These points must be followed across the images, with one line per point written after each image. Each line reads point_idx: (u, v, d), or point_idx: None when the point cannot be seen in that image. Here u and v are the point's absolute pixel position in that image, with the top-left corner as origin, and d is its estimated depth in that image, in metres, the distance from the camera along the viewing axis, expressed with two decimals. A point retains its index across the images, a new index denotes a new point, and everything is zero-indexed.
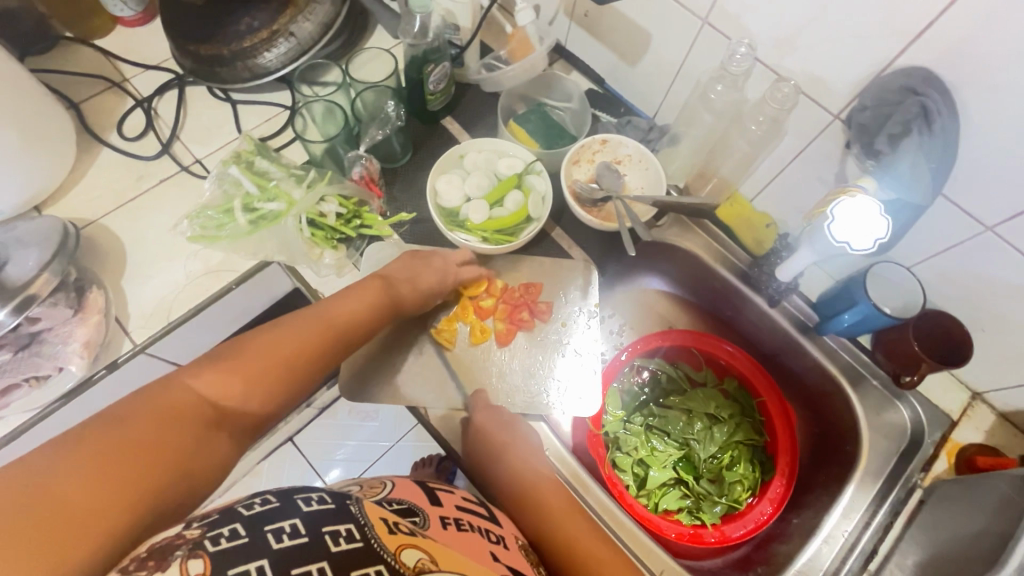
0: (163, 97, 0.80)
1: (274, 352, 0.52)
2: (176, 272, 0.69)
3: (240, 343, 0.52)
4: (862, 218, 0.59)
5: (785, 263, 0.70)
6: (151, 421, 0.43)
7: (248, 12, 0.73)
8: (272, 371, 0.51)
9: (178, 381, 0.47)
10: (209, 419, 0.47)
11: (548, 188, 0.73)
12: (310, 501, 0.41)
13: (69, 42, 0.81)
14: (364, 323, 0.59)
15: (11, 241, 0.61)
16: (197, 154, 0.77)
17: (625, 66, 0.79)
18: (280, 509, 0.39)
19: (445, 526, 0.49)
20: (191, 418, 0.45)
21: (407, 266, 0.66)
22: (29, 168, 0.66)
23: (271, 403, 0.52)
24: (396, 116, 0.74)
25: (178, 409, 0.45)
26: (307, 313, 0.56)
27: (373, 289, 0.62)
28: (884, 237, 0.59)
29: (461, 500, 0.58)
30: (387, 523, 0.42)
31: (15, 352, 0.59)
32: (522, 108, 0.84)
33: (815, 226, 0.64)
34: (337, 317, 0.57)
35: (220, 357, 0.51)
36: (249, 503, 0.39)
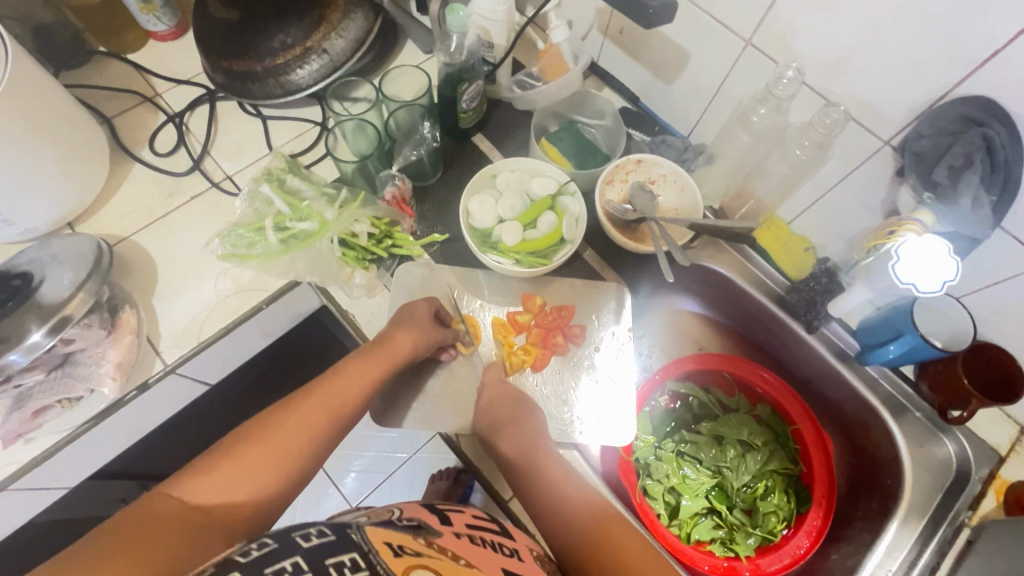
0: (194, 113, 0.79)
1: (262, 440, 0.49)
2: (206, 291, 0.69)
3: (223, 444, 0.49)
4: (928, 258, 0.56)
5: (838, 299, 0.69)
6: (138, 527, 0.39)
7: (280, 28, 0.72)
8: (263, 456, 0.48)
9: (155, 496, 0.43)
10: (201, 519, 0.42)
11: (582, 210, 0.72)
12: (309, 536, 0.39)
13: (102, 57, 0.81)
14: (359, 388, 0.56)
15: (46, 260, 0.61)
16: (227, 171, 0.76)
17: (661, 84, 0.77)
18: (278, 550, 0.37)
19: (456, 539, 0.49)
20: (181, 520, 0.41)
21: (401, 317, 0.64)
22: (64, 185, 0.66)
23: (268, 489, 0.47)
24: (431, 137, 0.73)
25: (166, 514, 0.41)
26: (297, 396, 0.54)
27: (364, 357, 0.59)
28: (955, 280, 0.56)
29: (472, 517, 0.56)
30: (392, 546, 0.41)
31: (47, 372, 0.59)
32: (554, 126, 0.82)
33: (875, 262, 0.62)
34: (328, 390, 0.55)
35: (208, 461, 0.47)
36: (246, 549, 0.37)
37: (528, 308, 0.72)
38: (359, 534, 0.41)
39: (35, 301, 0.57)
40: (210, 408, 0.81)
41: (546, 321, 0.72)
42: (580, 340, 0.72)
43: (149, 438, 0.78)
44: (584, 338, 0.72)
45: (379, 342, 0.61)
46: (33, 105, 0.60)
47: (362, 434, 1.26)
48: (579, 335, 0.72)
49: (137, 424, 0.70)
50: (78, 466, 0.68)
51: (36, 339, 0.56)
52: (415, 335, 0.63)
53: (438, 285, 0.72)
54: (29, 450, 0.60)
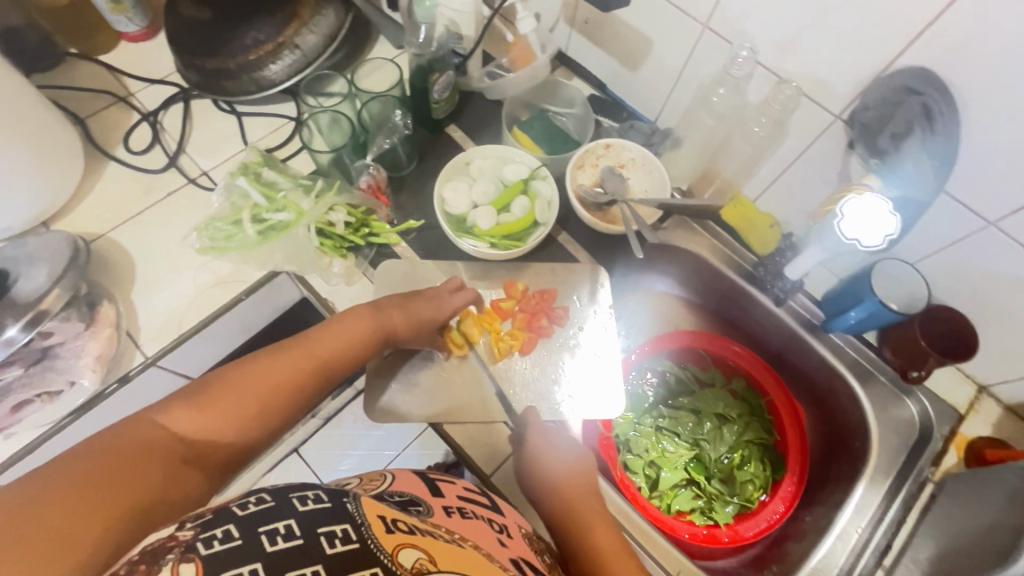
0: (168, 111, 0.80)
1: (247, 382, 0.50)
2: (185, 284, 0.69)
3: (208, 378, 0.50)
4: (869, 216, 0.61)
5: (793, 262, 0.72)
6: (123, 454, 0.40)
7: (251, 25, 0.73)
8: (246, 400, 0.49)
9: (143, 418, 0.44)
10: (182, 454, 0.44)
11: (554, 193, 0.74)
12: (305, 500, 0.40)
13: (74, 58, 0.82)
14: (348, 355, 0.57)
15: (23, 256, 0.62)
16: (204, 167, 0.77)
17: (627, 71, 0.80)
18: (274, 509, 0.38)
19: (448, 515, 0.50)
20: (163, 454, 0.43)
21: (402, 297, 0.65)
22: (38, 183, 0.66)
23: (248, 437, 0.49)
24: (403, 126, 0.76)
25: (152, 444, 0.43)
26: (286, 346, 0.54)
27: (353, 318, 0.60)
28: (895, 233, 0.61)
29: (462, 489, 0.57)
30: (385, 521, 0.42)
31: (26, 367, 0.59)
32: (525, 115, 0.85)
33: (824, 224, 0.65)
34: (320, 352, 0.56)
35: (195, 393, 0.48)
36: (243, 502, 0.38)
37: (511, 291, 0.74)
38: (355, 509, 0.41)
39: (11, 296, 0.58)
40: None
41: (528, 306, 0.73)
42: (560, 321, 0.74)
43: None
44: (564, 318, 0.74)
45: (376, 311, 0.62)
46: (5, 102, 0.60)
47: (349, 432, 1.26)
48: (558, 313, 0.73)
49: None
50: None
51: (12, 333, 0.56)
52: (408, 312, 0.64)
53: (417, 271, 0.74)
54: (10, 446, 0.60)
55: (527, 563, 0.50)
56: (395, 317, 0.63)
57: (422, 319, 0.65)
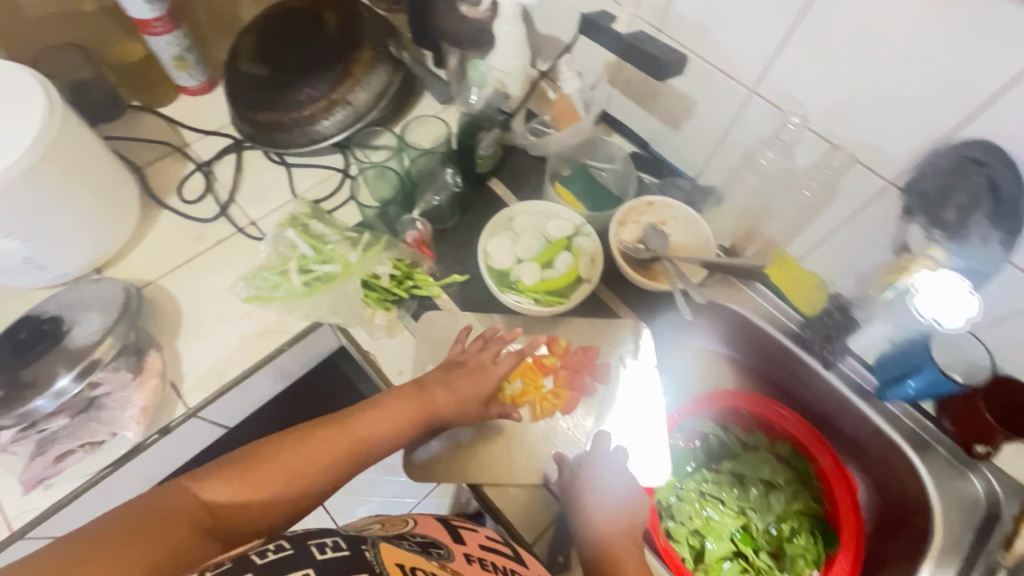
0: (221, 161, 0.83)
1: (284, 458, 0.52)
2: (230, 334, 0.69)
3: (254, 450, 0.53)
4: (942, 295, 0.61)
5: (859, 334, 0.73)
6: (157, 514, 0.44)
7: (307, 83, 0.77)
8: (276, 475, 0.51)
9: (187, 484, 0.48)
10: (206, 522, 0.46)
11: (598, 250, 0.74)
12: (324, 547, 0.39)
13: (136, 110, 0.85)
14: (383, 434, 0.58)
15: (77, 303, 0.63)
16: (252, 216, 0.79)
17: (669, 129, 0.81)
18: (293, 558, 0.37)
19: (468, 563, 0.48)
20: (189, 520, 0.45)
21: (445, 372, 0.65)
22: (97, 232, 0.68)
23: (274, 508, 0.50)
24: (453, 183, 0.79)
25: (177, 512, 0.45)
26: (330, 423, 0.57)
27: (398, 400, 0.61)
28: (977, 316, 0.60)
29: (485, 538, 0.55)
30: (404, 569, 0.39)
31: (72, 417, 0.59)
32: (567, 171, 0.84)
33: None
34: (359, 429, 0.57)
35: (238, 464, 0.51)
36: (261, 552, 0.38)
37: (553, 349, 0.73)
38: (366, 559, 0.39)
39: (66, 344, 0.59)
40: (224, 450, 0.81)
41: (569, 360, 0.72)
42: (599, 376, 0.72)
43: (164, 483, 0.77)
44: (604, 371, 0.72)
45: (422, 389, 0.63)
46: (76, 159, 0.63)
47: (370, 477, 1.24)
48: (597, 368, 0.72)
49: (154, 470, 0.70)
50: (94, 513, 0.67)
51: (64, 383, 0.57)
52: (458, 387, 0.64)
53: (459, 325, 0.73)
54: (48, 497, 0.60)
55: None
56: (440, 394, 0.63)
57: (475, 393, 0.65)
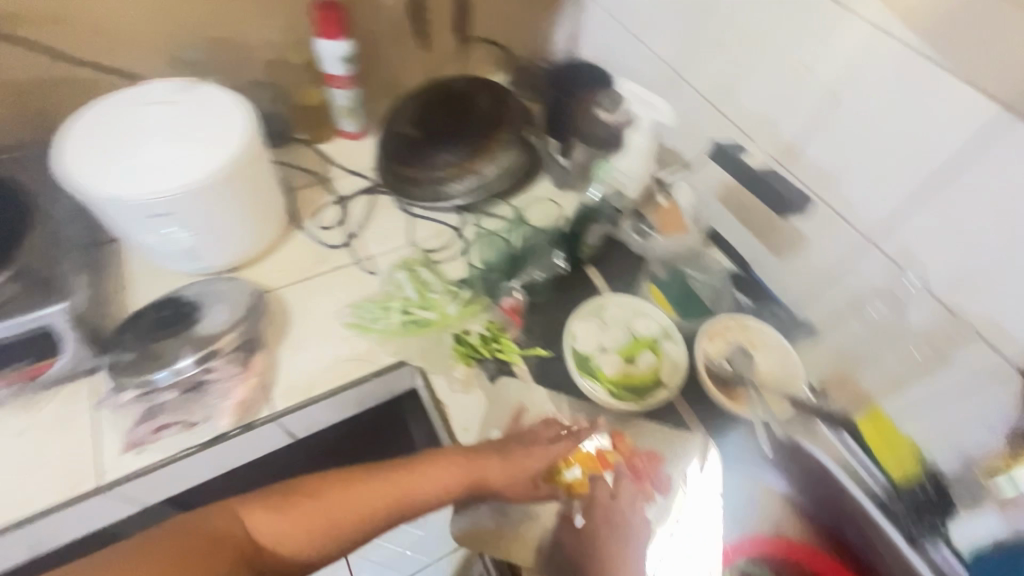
0: (356, 199, 0.93)
1: (330, 500, 0.58)
2: (325, 352, 0.75)
3: (313, 485, 0.60)
4: None
5: (965, 525, 0.64)
6: (206, 544, 0.52)
7: (448, 150, 0.86)
8: (321, 520, 0.57)
9: (239, 512, 0.56)
10: (247, 554, 0.53)
11: (682, 358, 0.76)
12: None
13: (298, 142, 0.98)
14: (430, 493, 0.62)
15: (213, 295, 0.72)
16: (370, 251, 0.87)
17: (774, 258, 0.82)
18: None
19: None
20: (235, 551, 0.53)
21: (501, 444, 0.68)
22: (244, 238, 0.78)
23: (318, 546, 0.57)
24: (560, 267, 0.83)
25: (229, 536, 0.53)
26: (384, 478, 0.61)
27: (450, 463, 0.64)
28: None
29: None
30: None
31: (180, 393, 0.66)
32: (662, 273, 0.86)
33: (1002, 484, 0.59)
34: (409, 487, 0.61)
35: (291, 498, 0.58)
36: None
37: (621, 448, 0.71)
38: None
39: (195, 330, 0.67)
40: None
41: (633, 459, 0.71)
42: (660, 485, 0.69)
43: None
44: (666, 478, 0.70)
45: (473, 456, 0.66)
46: (254, 177, 0.73)
47: None
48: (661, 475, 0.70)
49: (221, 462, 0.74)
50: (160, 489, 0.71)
51: (185, 364, 0.64)
52: (509, 465, 0.66)
53: (530, 397, 0.74)
54: (137, 462, 0.65)
55: None
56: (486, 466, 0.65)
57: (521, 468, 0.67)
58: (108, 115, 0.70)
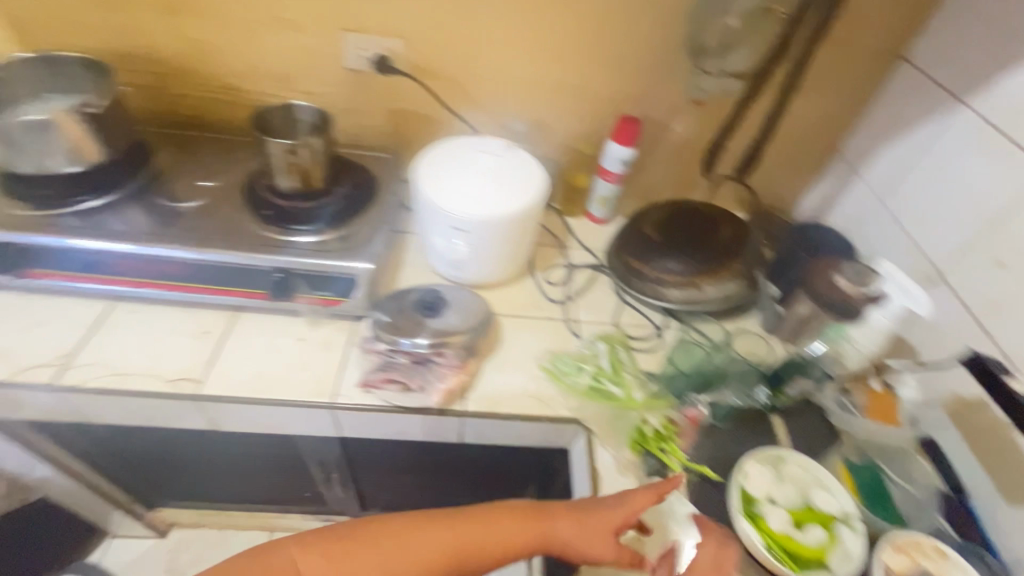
0: (583, 270, 1.07)
1: (375, 544, 0.61)
2: (518, 382, 0.86)
3: (357, 528, 0.63)
4: None
5: None
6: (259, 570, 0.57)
7: (678, 259, 0.97)
8: (367, 559, 0.60)
9: (286, 552, 0.60)
10: None
11: (860, 555, 0.69)
12: None
13: (552, 208, 1.16)
14: (491, 540, 0.63)
15: (453, 299, 0.89)
16: (579, 316, 0.98)
17: (1004, 501, 0.72)
18: None
19: None
20: None
21: (579, 503, 0.67)
22: (493, 267, 0.94)
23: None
24: (760, 401, 0.84)
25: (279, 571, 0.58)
26: (432, 523, 0.63)
27: (515, 515, 0.65)
28: None
29: None
30: None
31: (410, 361, 0.82)
32: (855, 458, 0.81)
33: None
34: (462, 533, 0.63)
35: (338, 544, 0.61)
36: None
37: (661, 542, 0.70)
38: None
39: (436, 321, 0.84)
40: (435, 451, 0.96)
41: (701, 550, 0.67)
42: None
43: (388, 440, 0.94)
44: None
45: (539, 514, 0.66)
46: (525, 225, 0.90)
47: None
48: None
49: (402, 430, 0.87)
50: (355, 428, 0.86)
51: (422, 340, 0.81)
52: (579, 526, 0.65)
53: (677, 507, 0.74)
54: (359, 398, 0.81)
55: None
56: (553, 533, 0.64)
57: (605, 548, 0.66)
58: (444, 151, 0.93)
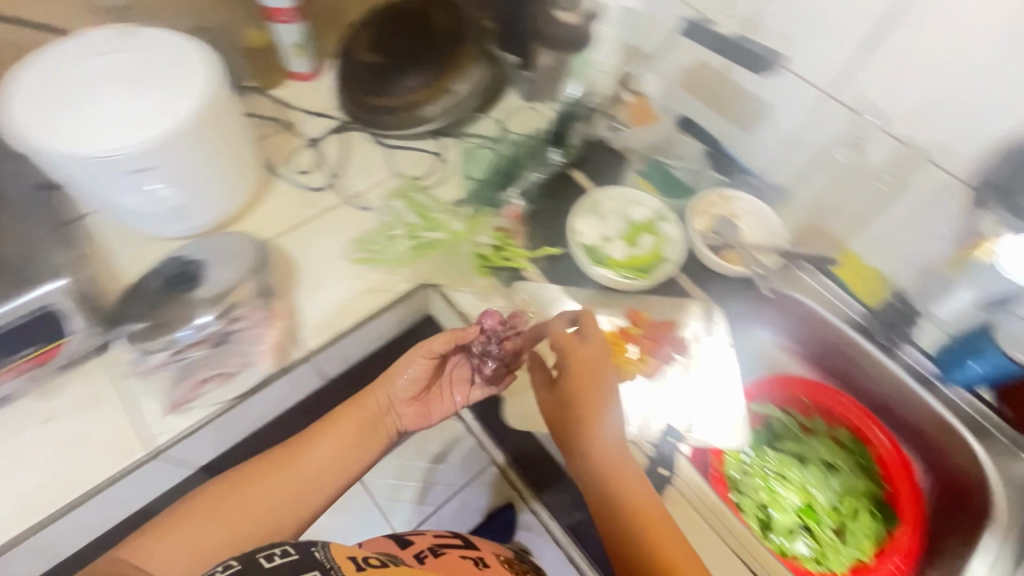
0: (328, 138, 0.90)
1: (211, 505, 0.60)
2: (338, 289, 0.75)
3: (177, 511, 0.60)
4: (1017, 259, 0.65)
5: (940, 304, 0.77)
6: (204, 515, 0.59)
7: (414, 71, 0.83)
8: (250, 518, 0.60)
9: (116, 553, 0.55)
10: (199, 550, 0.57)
11: (680, 234, 0.82)
12: None
13: (250, 89, 0.94)
14: None
15: (210, 251, 0.70)
16: (356, 187, 0.84)
17: (739, 129, 0.86)
18: None
19: None
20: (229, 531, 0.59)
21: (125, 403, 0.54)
22: (222, 192, 0.74)
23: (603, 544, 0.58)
24: (557, 163, 0.87)
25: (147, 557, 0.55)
26: (231, 508, 0.60)
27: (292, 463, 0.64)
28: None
29: None
30: None
31: (209, 348, 0.66)
32: (641, 166, 0.92)
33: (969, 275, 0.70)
34: (312, 461, 0.65)
35: (172, 519, 0.59)
36: None
37: None
38: (669, 493, 0.67)
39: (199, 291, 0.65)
40: (305, 412, 0.84)
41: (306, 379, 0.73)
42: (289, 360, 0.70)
43: (250, 439, 0.80)
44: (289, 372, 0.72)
45: None
46: (222, 131, 0.69)
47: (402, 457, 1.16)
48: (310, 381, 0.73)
49: (263, 411, 0.74)
50: (212, 445, 0.71)
51: (205, 320, 0.63)
52: None
53: (546, 296, 0.78)
54: (187, 420, 0.66)
55: None
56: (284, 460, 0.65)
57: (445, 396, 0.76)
58: (37, 74, 0.65)
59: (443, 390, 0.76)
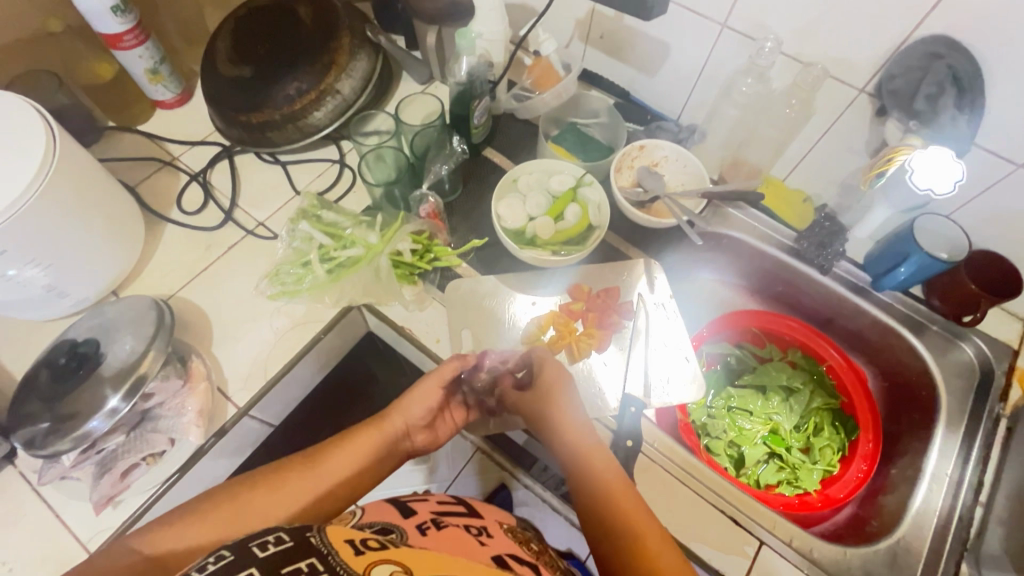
0: (215, 169, 0.83)
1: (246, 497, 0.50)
2: (263, 330, 0.71)
3: (201, 498, 0.50)
4: (938, 165, 0.62)
5: (862, 220, 0.79)
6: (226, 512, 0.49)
7: (294, 76, 0.75)
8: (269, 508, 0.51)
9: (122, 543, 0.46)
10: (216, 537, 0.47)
11: (603, 197, 0.78)
12: (264, 543, 0.31)
13: (113, 131, 0.84)
14: None
15: (104, 325, 0.63)
16: (258, 218, 0.79)
17: (646, 76, 0.85)
18: (298, 548, 0.31)
19: (424, 534, 0.49)
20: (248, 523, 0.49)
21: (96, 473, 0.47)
22: (105, 258, 0.67)
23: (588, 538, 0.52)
24: (461, 150, 0.81)
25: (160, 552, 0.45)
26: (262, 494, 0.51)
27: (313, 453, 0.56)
28: (963, 178, 0.61)
29: (437, 504, 0.60)
30: (352, 543, 0.35)
31: (128, 433, 0.61)
32: (555, 131, 0.87)
33: (885, 184, 0.71)
34: (332, 465, 0.56)
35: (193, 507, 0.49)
36: (262, 541, 0.31)
37: None
38: (639, 459, 0.67)
39: (101, 371, 0.59)
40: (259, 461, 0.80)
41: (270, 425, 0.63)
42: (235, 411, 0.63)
43: None
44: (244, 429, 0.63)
45: None
46: (87, 195, 0.62)
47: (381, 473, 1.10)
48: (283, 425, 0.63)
49: (210, 477, 0.70)
50: None
51: (114, 403, 0.57)
52: None
53: (484, 290, 0.75)
54: (120, 514, 0.60)
55: (511, 557, 0.52)
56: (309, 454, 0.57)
57: (457, 425, 0.68)
58: None
59: (458, 413, 0.68)
